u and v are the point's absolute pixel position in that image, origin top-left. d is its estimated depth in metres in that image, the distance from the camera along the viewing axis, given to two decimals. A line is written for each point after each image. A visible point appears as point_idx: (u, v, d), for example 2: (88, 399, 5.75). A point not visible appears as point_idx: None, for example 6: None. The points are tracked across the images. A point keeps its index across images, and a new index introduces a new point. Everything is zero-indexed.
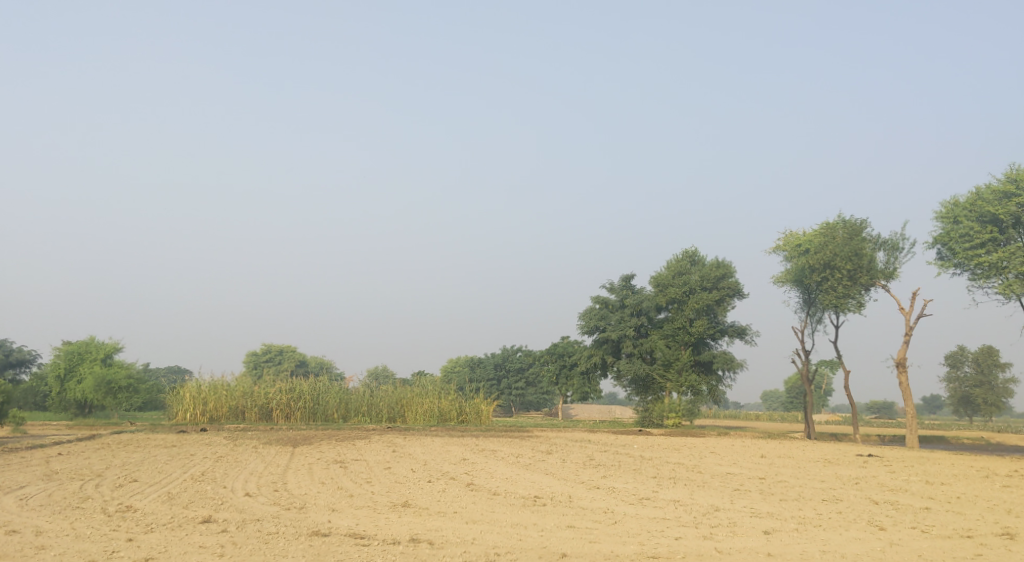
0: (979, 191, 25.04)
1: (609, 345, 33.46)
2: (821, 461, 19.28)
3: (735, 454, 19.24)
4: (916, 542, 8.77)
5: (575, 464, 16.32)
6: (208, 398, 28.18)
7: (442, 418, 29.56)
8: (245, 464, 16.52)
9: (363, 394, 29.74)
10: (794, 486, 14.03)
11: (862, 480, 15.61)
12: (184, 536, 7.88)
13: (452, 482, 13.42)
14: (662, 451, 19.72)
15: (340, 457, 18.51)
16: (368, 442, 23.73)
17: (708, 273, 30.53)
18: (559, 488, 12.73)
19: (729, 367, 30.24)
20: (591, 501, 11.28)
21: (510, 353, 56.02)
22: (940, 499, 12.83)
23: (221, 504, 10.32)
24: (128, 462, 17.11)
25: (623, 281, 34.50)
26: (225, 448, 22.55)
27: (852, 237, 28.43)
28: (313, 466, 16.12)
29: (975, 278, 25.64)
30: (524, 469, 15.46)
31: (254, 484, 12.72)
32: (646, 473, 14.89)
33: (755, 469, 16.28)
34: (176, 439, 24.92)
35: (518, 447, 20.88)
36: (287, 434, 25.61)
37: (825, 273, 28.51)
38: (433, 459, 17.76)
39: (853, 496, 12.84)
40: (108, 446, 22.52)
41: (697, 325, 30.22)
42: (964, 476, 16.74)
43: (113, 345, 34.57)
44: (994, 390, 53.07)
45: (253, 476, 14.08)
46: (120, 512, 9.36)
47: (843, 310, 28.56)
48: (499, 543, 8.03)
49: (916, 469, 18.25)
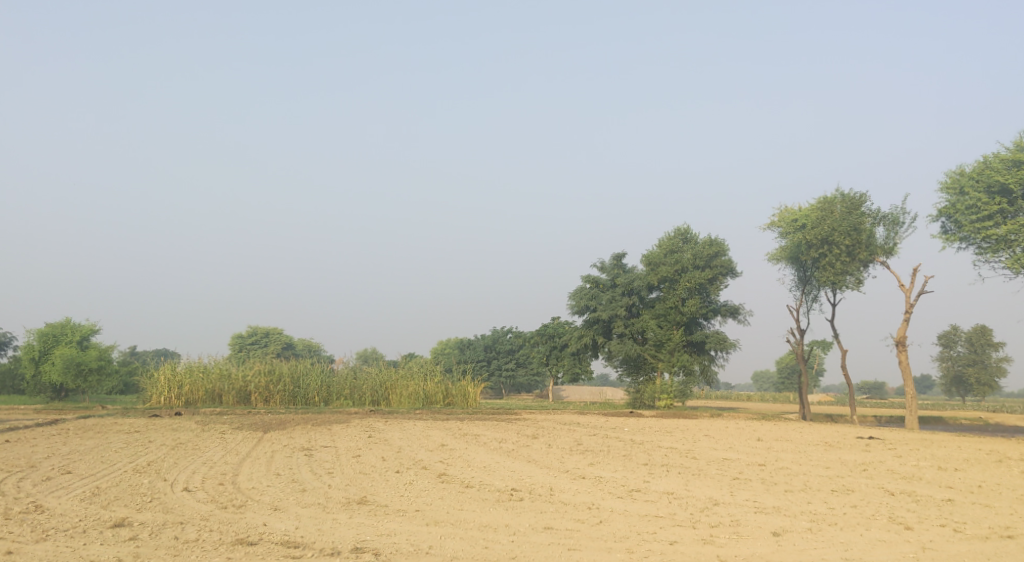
0: (986, 160, 23.76)
1: (601, 326, 32.21)
2: (821, 444, 18.10)
3: (731, 437, 18.10)
4: (953, 546, 7.50)
5: (561, 449, 15.09)
6: (183, 380, 26.84)
7: (427, 401, 28.23)
8: (201, 452, 15.14)
9: (346, 375, 28.51)
10: (798, 474, 12.76)
11: (870, 466, 14.40)
12: (80, 547, 6.55)
13: (423, 473, 12.12)
14: (654, 434, 18.47)
15: (310, 443, 17.20)
16: (346, 426, 22.44)
17: (701, 251, 29.19)
18: (540, 478, 11.46)
19: (723, 347, 29.03)
20: (574, 495, 9.99)
21: (501, 335, 54.77)
22: (959, 489, 11.60)
23: (151, 502, 9.01)
24: (76, 450, 15.76)
25: (614, 260, 33.19)
26: (191, 433, 21.18)
27: (851, 211, 27.05)
28: (275, 454, 14.85)
29: (981, 252, 24.41)
30: (505, 456, 14.23)
31: (200, 477, 11.41)
32: (637, 460, 13.60)
33: (753, 454, 15.09)
34: (144, 424, 23.53)
35: (502, 431, 19.66)
36: (263, 419, 24.24)
37: (823, 249, 27.21)
38: (408, 445, 16.46)
39: (865, 486, 11.62)
40: (66, 432, 21.16)
41: (690, 304, 28.91)
42: (975, 461, 15.60)
43: (90, 326, 32.89)
44: (987, 369, 52.01)
45: (204, 466, 12.82)
46: (23, 514, 8.03)
47: (840, 287, 27.33)
48: (460, 554, 6.74)
49: (923, 453, 17.04)
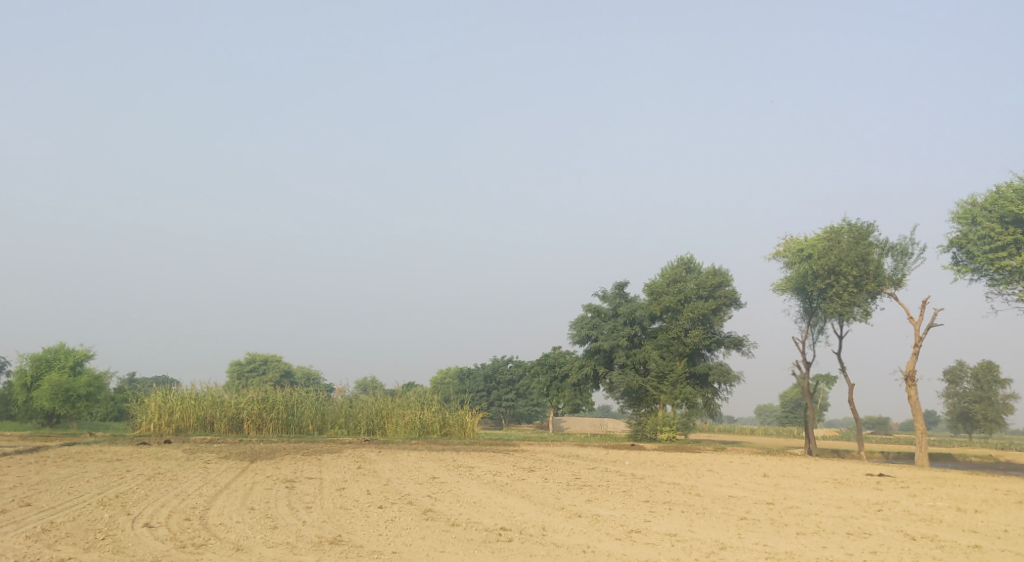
0: (999, 190, 23.10)
1: (602, 356, 31.46)
2: (830, 481, 17.24)
3: (735, 473, 17.26)
4: None
5: (558, 484, 14.24)
6: (174, 408, 25.96)
7: (424, 431, 27.38)
8: (178, 484, 14.32)
9: (341, 405, 27.66)
10: (810, 515, 11.92)
11: (885, 506, 13.52)
12: None
13: (407, 509, 11.30)
14: (656, 468, 17.64)
15: (295, 474, 16.37)
16: (336, 456, 21.58)
17: (704, 280, 28.51)
18: (533, 516, 10.66)
19: (726, 379, 28.23)
20: (568, 536, 9.21)
21: (501, 364, 53.93)
22: (983, 533, 10.76)
23: (103, 539, 8.23)
24: (48, 479, 14.93)
25: (617, 288, 32.50)
26: (172, 463, 20.32)
27: (858, 241, 26.39)
28: (255, 486, 14.00)
29: (994, 284, 23.69)
30: (497, 491, 13.41)
31: (167, 512, 10.65)
32: (637, 497, 12.79)
33: (760, 491, 14.26)
34: (129, 453, 22.70)
35: (498, 463, 18.81)
36: (253, 448, 23.43)
37: (829, 279, 26.50)
38: (398, 477, 15.62)
39: (883, 529, 10.78)
40: (45, 459, 20.31)
41: (692, 335, 28.19)
42: (993, 501, 14.73)
43: (84, 351, 32.13)
44: (994, 406, 50.92)
45: (175, 500, 12.03)
46: None
47: (847, 318, 26.54)
48: None
49: (937, 492, 16.16)
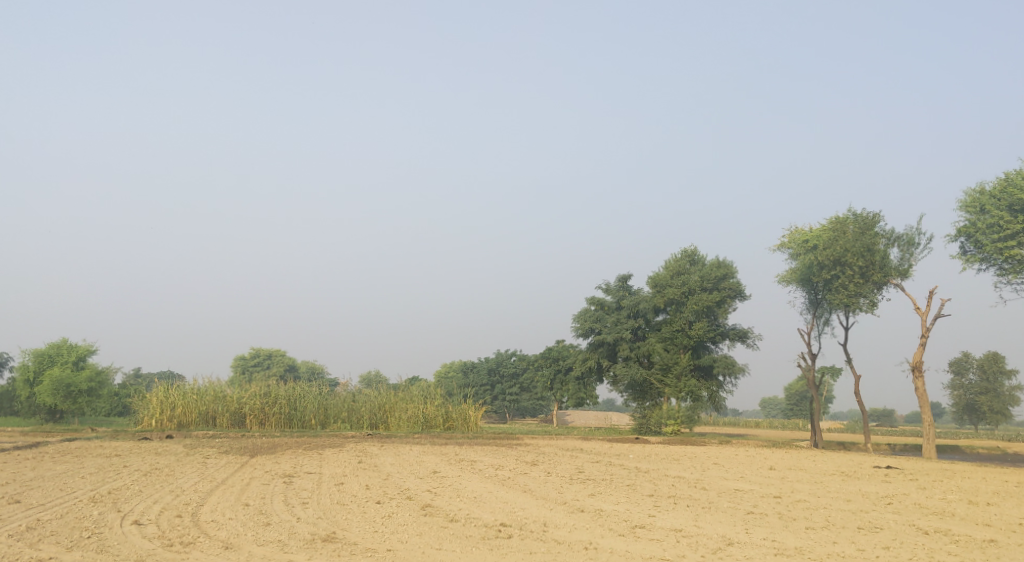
0: (1008, 177, 22.71)
1: (606, 349, 31.17)
2: (838, 474, 16.89)
3: (741, 466, 16.95)
4: None
5: (560, 478, 13.93)
6: (175, 403, 25.71)
7: (426, 425, 27.10)
8: (174, 479, 14.09)
9: (344, 398, 27.41)
10: (818, 509, 11.62)
11: (895, 499, 13.20)
12: None
13: (406, 504, 11.04)
14: (661, 461, 17.34)
15: (295, 469, 16.09)
16: (338, 451, 21.31)
17: (708, 272, 28.17)
18: (534, 511, 10.39)
19: (731, 371, 27.98)
20: (570, 532, 8.92)
21: (505, 358, 53.61)
22: (998, 526, 10.46)
23: (88, 538, 7.98)
24: (44, 475, 14.68)
25: (620, 281, 32.18)
26: (171, 458, 20.07)
27: (864, 231, 26.03)
28: (253, 482, 13.72)
29: (1003, 273, 23.34)
30: (499, 486, 13.11)
31: (158, 509, 10.39)
32: (641, 491, 12.49)
33: (767, 485, 13.95)
34: (129, 448, 22.44)
35: (502, 457, 18.52)
36: (254, 442, 23.18)
37: (835, 270, 26.14)
38: (398, 472, 15.33)
39: (894, 523, 10.47)
40: (44, 455, 20.07)
41: (697, 328, 27.90)
42: (1005, 494, 14.39)
43: (87, 346, 31.95)
44: (1000, 398, 50.46)
45: (168, 496, 11.76)
46: None
47: (854, 309, 26.21)
48: None
49: (947, 484, 15.83)
